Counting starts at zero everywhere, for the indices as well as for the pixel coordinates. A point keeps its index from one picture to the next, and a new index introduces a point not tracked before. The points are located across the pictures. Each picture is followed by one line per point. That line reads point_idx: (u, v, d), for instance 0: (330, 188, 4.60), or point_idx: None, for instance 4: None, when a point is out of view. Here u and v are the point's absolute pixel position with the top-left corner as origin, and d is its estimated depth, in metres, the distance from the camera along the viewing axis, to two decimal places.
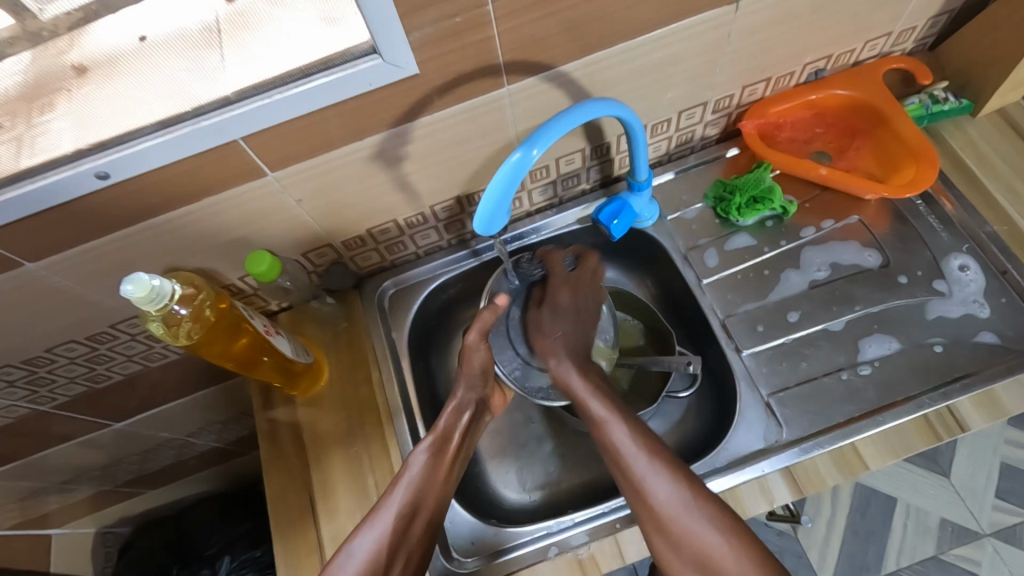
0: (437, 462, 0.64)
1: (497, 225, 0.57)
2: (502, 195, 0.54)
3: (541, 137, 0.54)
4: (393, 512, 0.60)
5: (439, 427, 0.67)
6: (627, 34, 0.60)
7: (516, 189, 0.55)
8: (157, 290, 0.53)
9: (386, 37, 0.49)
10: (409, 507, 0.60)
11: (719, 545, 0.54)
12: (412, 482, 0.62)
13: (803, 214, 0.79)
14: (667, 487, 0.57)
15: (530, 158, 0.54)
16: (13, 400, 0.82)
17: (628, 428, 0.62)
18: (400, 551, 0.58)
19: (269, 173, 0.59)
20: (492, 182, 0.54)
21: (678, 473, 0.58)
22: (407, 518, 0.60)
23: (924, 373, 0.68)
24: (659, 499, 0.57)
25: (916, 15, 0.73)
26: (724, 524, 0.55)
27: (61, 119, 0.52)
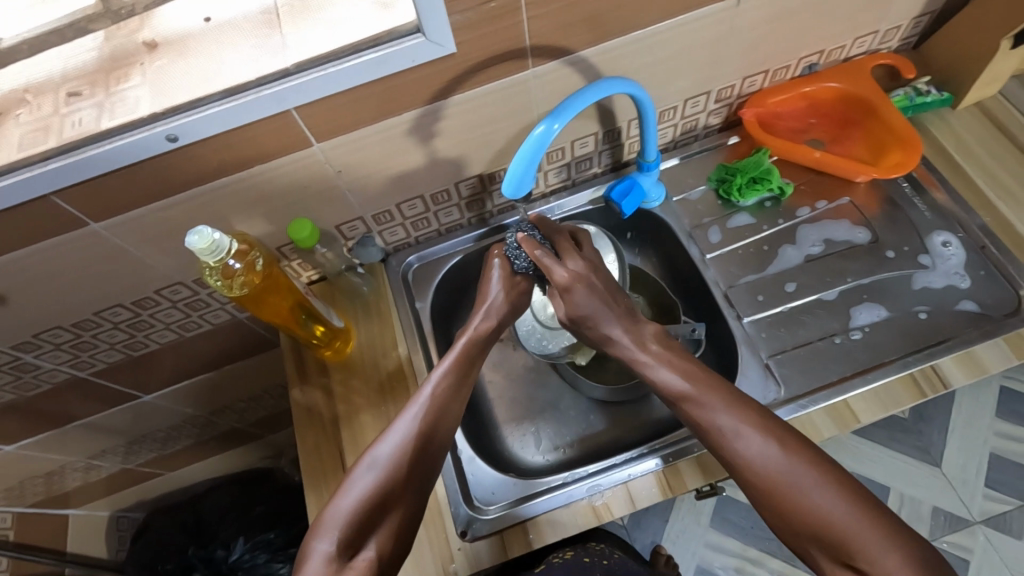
0: (456, 377, 0.68)
1: (522, 190, 0.62)
2: (528, 163, 0.60)
3: (562, 112, 0.60)
4: (414, 421, 0.64)
5: (463, 342, 0.71)
6: (640, 24, 0.67)
7: (540, 159, 0.60)
8: (218, 243, 0.58)
9: (431, 18, 0.56)
10: (430, 417, 0.65)
11: (834, 509, 0.54)
12: (433, 394, 0.66)
13: (799, 196, 0.85)
14: (763, 453, 0.58)
15: (552, 132, 0.59)
16: (57, 364, 0.87)
17: (712, 400, 0.62)
18: (419, 463, 0.63)
19: (315, 144, 0.65)
20: (519, 150, 0.60)
21: (771, 435, 0.59)
22: (427, 426, 0.64)
23: (910, 337, 0.74)
24: (767, 465, 0.58)
25: (901, 14, 0.80)
26: (830, 488, 0.55)
27: (137, 88, 0.58)
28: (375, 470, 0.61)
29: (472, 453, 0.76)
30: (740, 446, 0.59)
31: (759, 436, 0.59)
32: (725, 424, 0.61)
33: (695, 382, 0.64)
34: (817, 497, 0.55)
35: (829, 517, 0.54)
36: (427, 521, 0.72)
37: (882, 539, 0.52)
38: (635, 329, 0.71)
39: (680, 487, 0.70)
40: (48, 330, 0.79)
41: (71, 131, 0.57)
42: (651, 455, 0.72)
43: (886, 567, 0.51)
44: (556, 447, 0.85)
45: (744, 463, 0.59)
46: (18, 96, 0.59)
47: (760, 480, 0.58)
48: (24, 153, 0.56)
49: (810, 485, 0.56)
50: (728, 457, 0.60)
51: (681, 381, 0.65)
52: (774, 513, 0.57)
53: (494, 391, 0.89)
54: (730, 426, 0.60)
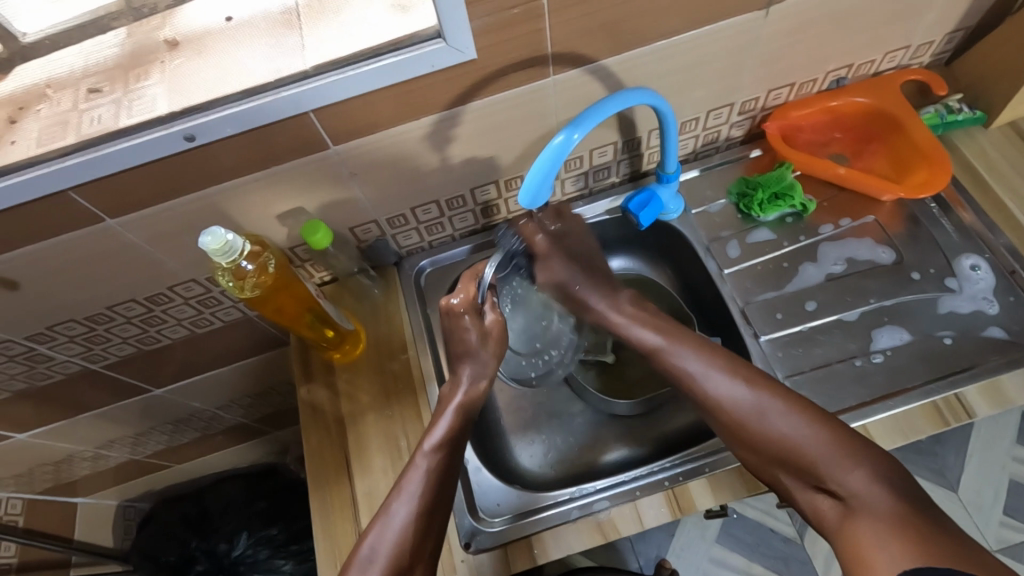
0: (444, 456, 0.66)
1: (539, 200, 0.61)
2: (545, 173, 0.59)
3: (586, 121, 0.58)
4: (407, 509, 0.62)
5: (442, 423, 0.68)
6: (664, 33, 0.66)
7: (558, 169, 0.59)
8: (231, 244, 0.58)
9: (451, 22, 0.55)
10: (423, 506, 0.63)
11: (799, 434, 0.57)
12: (423, 482, 0.64)
13: (821, 213, 0.83)
14: (732, 391, 0.62)
15: (572, 142, 0.58)
16: (70, 357, 0.88)
17: (683, 347, 0.68)
18: (421, 551, 0.61)
19: (331, 146, 0.65)
20: (539, 157, 0.59)
21: (740, 375, 0.63)
22: (423, 517, 0.62)
23: (933, 362, 0.71)
24: (733, 404, 0.61)
25: (934, 29, 0.78)
26: (795, 414, 0.58)
27: (156, 86, 0.58)
28: (376, 564, 0.59)
29: (478, 463, 0.76)
30: (711, 388, 0.63)
31: (730, 378, 0.63)
32: (693, 370, 0.66)
33: (666, 335, 0.71)
34: (780, 424, 0.58)
35: (795, 441, 0.57)
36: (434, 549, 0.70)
37: (845, 455, 0.55)
38: (611, 296, 0.78)
39: (689, 507, 0.69)
40: (61, 322, 0.79)
41: (89, 128, 0.57)
42: (661, 473, 0.70)
43: (850, 486, 0.54)
44: (564, 460, 0.84)
45: (716, 403, 0.63)
46: (40, 91, 0.59)
47: (729, 415, 0.62)
48: (43, 148, 0.56)
49: (775, 415, 0.59)
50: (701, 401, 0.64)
51: (653, 334, 0.71)
52: (743, 446, 0.61)
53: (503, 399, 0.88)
54: (699, 368, 0.65)
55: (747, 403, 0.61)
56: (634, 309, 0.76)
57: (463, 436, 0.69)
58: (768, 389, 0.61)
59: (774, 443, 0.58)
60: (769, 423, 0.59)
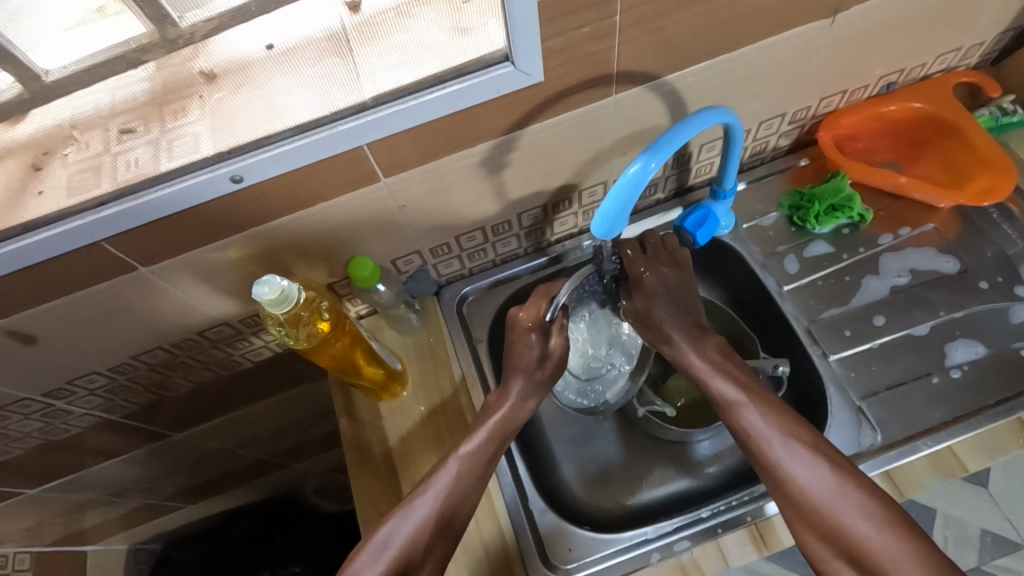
0: (476, 462, 0.65)
1: (614, 230, 0.58)
2: (623, 203, 0.55)
3: (660, 149, 0.55)
4: (430, 504, 0.61)
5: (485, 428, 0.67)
6: (729, 46, 0.62)
7: (636, 198, 0.55)
8: (287, 292, 0.53)
9: (523, 45, 0.51)
10: (447, 507, 0.62)
11: (878, 538, 0.53)
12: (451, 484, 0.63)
13: (877, 223, 0.81)
14: (812, 475, 0.57)
15: (649, 170, 0.54)
16: (88, 409, 0.82)
17: (760, 410, 0.62)
18: (434, 546, 0.60)
19: (381, 178, 0.60)
20: (611, 190, 0.55)
21: (819, 453, 0.58)
22: (443, 517, 0.61)
23: (1012, 376, 0.69)
24: (812, 488, 0.56)
25: (987, 30, 0.76)
26: (877, 513, 0.54)
27: (197, 123, 0.52)
28: (388, 551, 0.58)
29: (543, 505, 0.71)
30: (786, 463, 0.58)
31: (812, 457, 0.58)
32: (769, 438, 0.60)
33: (747, 392, 0.64)
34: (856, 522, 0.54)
35: (871, 543, 0.53)
36: (465, 545, 0.68)
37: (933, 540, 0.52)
38: (685, 342, 0.70)
39: (776, 544, 0.65)
40: (83, 375, 0.73)
41: (126, 173, 0.52)
42: (741, 508, 0.66)
43: None
44: (625, 492, 0.80)
45: (792, 482, 0.58)
46: (65, 133, 0.53)
47: (803, 498, 0.57)
48: (76, 198, 0.51)
49: (856, 510, 0.54)
50: (773, 474, 0.59)
51: (735, 388, 0.65)
52: (809, 528, 0.57)
53: (555, 430, 0.84)
54: (777, 437, 0.60)
55: (827, 488, 0.56)
56: (717, 358, 0.68)
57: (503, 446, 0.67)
58: (851, 476, 0.56)
59: (847, 539, 0.54)
60: (849, 521, 0.54)
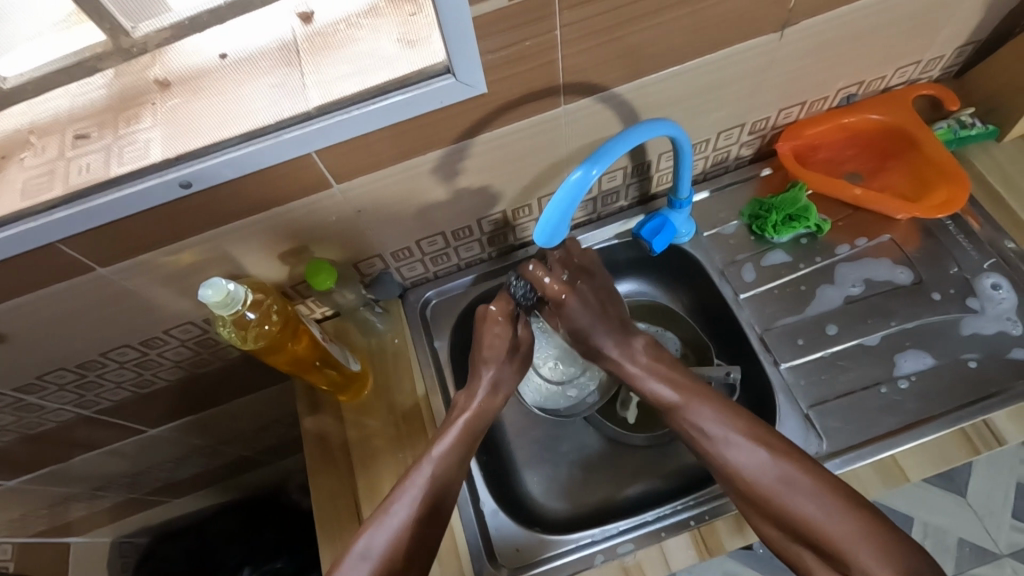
0: (446, 470, 0.65)
1: (556, 237, 0.59)
2: (563, 211, 0.56)
3: (601, 158, 0.56)
4: (402, 516, 0.62)
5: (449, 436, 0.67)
6: (677, 59, 0.63)
7: (576, 206, 0.57)
8: (233, 294, 0.55)
9: (463, 59, 0.52)
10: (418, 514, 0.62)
11: (822, 516, 0.58)
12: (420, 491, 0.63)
13: (837, 232, 0.82)
14: (757, 466, 0.61)
15: (590, 178, 0.56)
16: (60, 405, 0.84)
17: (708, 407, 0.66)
18: (418, 550, 0.61)
19: (334, 184, 0.62)
20: (552, 198, 0.57)
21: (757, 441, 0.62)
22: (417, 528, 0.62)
23: (960, 388, 0.70)
24: (756, 478, 0.61)
25: (945, 44, 0.77)
26: (822, 495, 0.58)
27: (149, 130, 0.54)
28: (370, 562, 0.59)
29: (495, 505, 0.72)
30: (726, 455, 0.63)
31: (750, 449, 0.62)
32: (710, 437, 0.65)
33: (681, 391, 0.68)
34: (800, 505, 0.59)
35: (816, 522, 0.58)
36: (441, 558, 0.69)
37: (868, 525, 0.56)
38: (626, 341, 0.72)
39: (717, 548, 0.66)
40: (52, 371, 0.75)
41: (78, 177, 0.53)
42: (685, 513, 0.68)
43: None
44: (581, 495, 0.81)
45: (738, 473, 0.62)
46: (23, 137, 0.55)
47: (751, 489, 0.61)
48: (29, 201, 0.53)
49: (799, 497, 0.59)
50: (722, 471, 0.63)
51: (668, 389, 0.69)
52: (757, 514, 0.61)
53: (515, 433, 0.85)
54: (717, 438, 0.64)
55: (772, 475, 0.60)
56: (648, 359, 0.72)
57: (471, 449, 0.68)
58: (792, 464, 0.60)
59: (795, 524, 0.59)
60: (799, 510, 0.58)
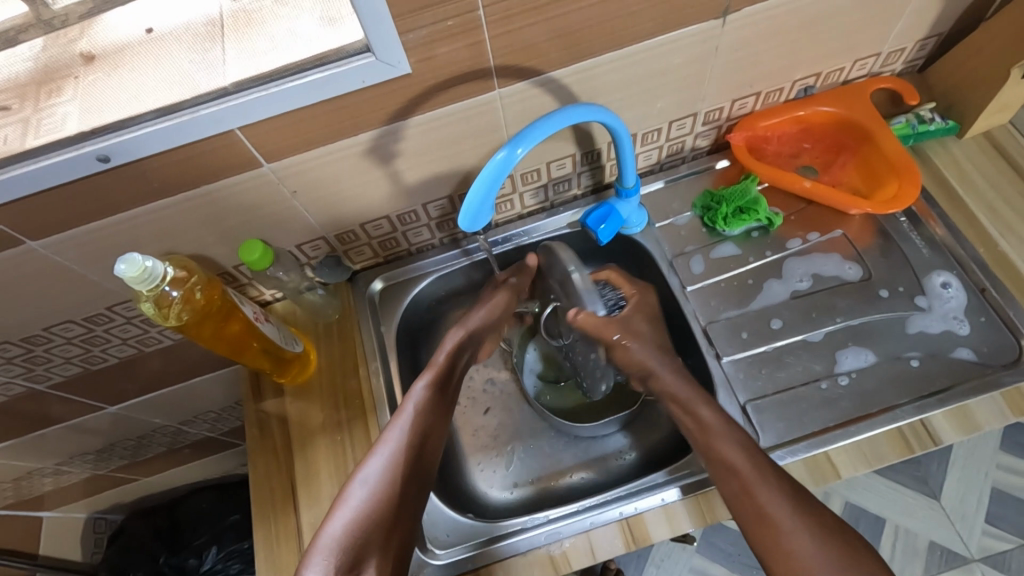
0: (432, 397, 0.69)
1: (480, 221, 0.58)
2: (485, 193, 0.56)
3: (527, 137, 0.55)
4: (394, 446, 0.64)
5: (412, 401, 0.68)
6: (614, 44, 0.62)
7: (500, 187, 0.56)
8: (150, 270, 0.55)
9: (381, 36, 0.52)
10: (388, 484, 0.61)
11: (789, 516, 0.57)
12: (386, 465, 0.62)
13: (790, 226, 0.80)
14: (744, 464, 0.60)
15: (514, 157, 0.55)
16: (11, 377, 0.84)
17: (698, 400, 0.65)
18: (411, 471, 0.63)
19: (264, 163, 0.61)
20: (476, 178, 0.56)
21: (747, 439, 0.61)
22: (387, 491, 0.61)
23: (901, 386, 0.69)
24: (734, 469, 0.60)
25: (903, 37, 0.75)
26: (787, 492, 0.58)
27: (68, 104, 0.54)
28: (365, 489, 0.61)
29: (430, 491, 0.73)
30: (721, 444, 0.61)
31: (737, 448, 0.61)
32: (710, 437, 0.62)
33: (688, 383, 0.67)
34: (771, 499, 0.58)
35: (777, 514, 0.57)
36: None
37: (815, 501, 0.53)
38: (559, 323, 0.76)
39: (644, 539, 0.66)
40: None
41: None
42: (615, 503, 0.68)
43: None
44: (522, 484, 0.80)
45: (721, 456, 0.61)
46: None
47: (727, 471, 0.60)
48: None
49: (766, 485, 0.58)
50: (715, 468, 0.61)
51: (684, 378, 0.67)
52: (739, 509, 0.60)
53: (462, 420, 0.85)
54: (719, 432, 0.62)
55: (750, 464, 0.59)
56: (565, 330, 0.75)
57: (438, 413, 0.68)
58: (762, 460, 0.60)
59: (757, 514, 0.58)
60: (760, 496, 0.58)
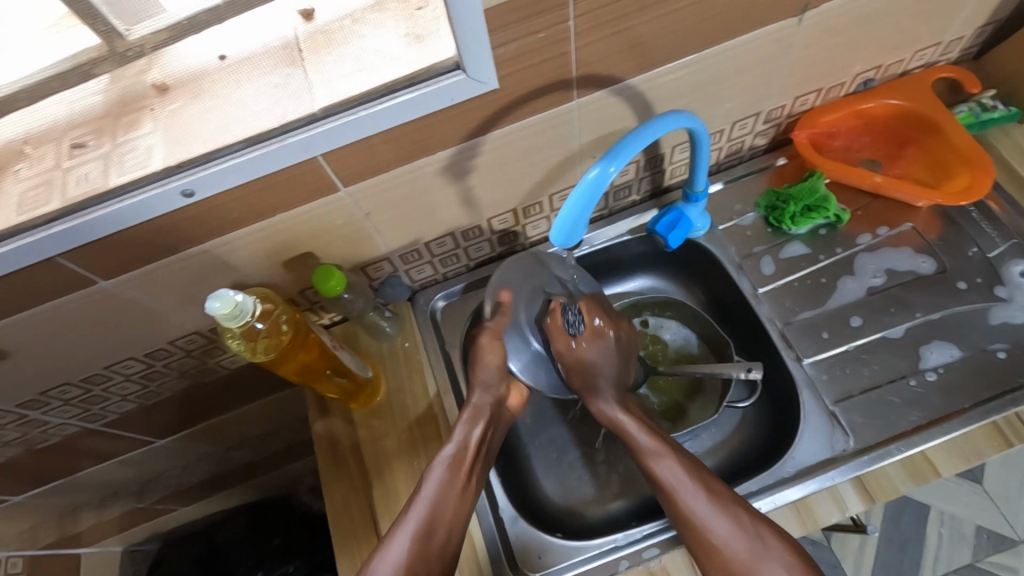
0: (456, 473, 0.63)
1: (574, 238, 0.57)
2: (580, 212, 0.54)
3: (619, 154, 0.54)
4: (411, 532, 0.59)
5: (452, 443, 0.65)
6: (693, 48, 0.61)
7: (593, 205, 0.55)
8: (241, 306, 0.53)
9: (474, 53, 0.50)
10: (415, 540, 0.58)
11: (729, 535, 0.57)
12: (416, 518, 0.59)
13: (856, 222, 0.79)
14: (731, 534, 0.57)
15: (608, 175, 0.53)
16: (66, 419, 0.82)
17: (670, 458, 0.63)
18: (432, 542, 0.59)
19: (341, 188, 0.59)
20: (571, 194, 0.55)
21: (732, 506, 0.58)
22: (416, 545, 0.58)
23: (990, 379, 0.68)
24: (714, 530, 0.57)
25: (967, 25, 0.74)
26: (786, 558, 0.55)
27: (150, 137, 0.52)
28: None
29: (514, 512, 0.71)
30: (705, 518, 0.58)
31: (722, 514, 0.58)
32: (691, 491, 0.60)
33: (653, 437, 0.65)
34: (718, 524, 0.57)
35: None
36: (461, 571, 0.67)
37: None
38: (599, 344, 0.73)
39: None
40: (56, 385, 0.73)
41: (75, 188, 0.51)
42: None
43: None
44: (600, 497, 0.78)
45: (703, 532, 0.58)
46: (16, 148, 0.54)
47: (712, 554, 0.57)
48: (26, 215, 0.51)
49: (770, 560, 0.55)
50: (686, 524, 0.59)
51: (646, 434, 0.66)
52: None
53: (532, 435, 0.83)
54: (688, 490, 0.60)
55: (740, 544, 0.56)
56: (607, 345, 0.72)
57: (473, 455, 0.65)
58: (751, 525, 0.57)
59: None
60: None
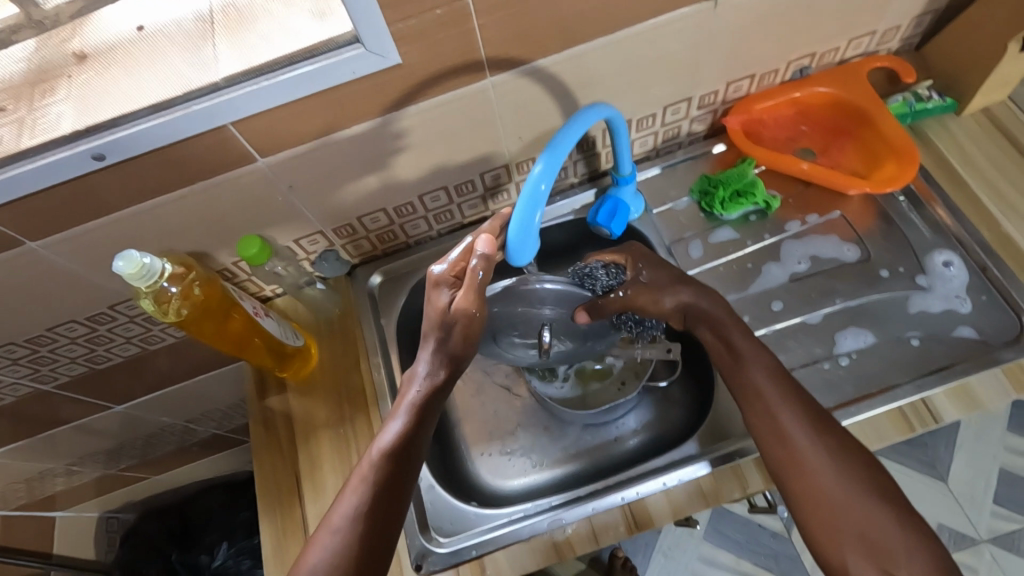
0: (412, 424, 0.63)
1: (527, 251, 0.57)
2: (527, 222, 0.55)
3: (556, 148, 0.54)
4: (368, 486, 0.59)
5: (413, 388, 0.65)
6: (605, 30, 0.62)
7: (540, 213, 0.55)
8: (148, 267, 0.56)
9: (369, 28, 0.52)
10: (369, 516, 0.57)
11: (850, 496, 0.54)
12: (367, 489, 0.58)
13: (788, 209, 0.80)
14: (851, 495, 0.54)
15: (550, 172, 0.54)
16: (17, 378, 0.85)
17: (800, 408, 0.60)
18: (391, 492, 0.59)
19: (259, 158, 0.62)
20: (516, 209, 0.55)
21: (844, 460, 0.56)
22: (367, 519, 0.57)
23: (902, 365, 0.68)
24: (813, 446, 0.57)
25: (901, 14, 0.74)
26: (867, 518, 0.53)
27: (62, 103, 0.55)
28: (342, 522, 0.57)
29: (432, 480, 0.73)
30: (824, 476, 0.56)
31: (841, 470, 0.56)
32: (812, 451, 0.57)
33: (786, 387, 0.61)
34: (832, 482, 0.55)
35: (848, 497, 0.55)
36: None
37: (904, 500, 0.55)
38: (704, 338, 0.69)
39: (646, 524, 0.66)
40: (1, 345, 0.76)
41: None
42: (617, 488, 0.68)
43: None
44: (524, 471, 0.80)
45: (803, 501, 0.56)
46: None
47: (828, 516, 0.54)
48: None
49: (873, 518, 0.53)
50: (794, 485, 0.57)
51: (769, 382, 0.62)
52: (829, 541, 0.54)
53: (463, 409, 0.85)
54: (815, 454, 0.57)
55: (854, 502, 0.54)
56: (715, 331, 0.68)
57: (427, 423, 0.64)
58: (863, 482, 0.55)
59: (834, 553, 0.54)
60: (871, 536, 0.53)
